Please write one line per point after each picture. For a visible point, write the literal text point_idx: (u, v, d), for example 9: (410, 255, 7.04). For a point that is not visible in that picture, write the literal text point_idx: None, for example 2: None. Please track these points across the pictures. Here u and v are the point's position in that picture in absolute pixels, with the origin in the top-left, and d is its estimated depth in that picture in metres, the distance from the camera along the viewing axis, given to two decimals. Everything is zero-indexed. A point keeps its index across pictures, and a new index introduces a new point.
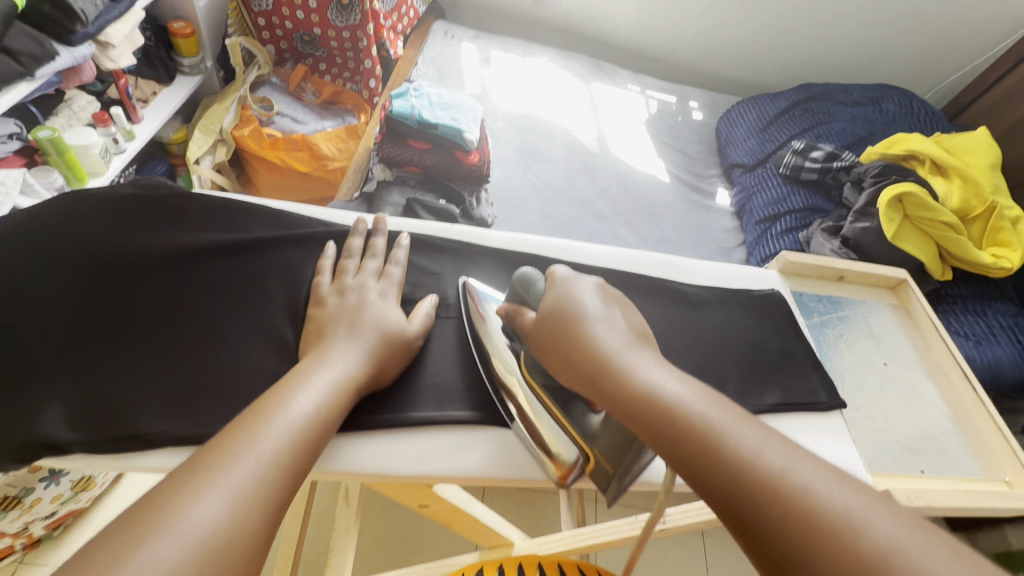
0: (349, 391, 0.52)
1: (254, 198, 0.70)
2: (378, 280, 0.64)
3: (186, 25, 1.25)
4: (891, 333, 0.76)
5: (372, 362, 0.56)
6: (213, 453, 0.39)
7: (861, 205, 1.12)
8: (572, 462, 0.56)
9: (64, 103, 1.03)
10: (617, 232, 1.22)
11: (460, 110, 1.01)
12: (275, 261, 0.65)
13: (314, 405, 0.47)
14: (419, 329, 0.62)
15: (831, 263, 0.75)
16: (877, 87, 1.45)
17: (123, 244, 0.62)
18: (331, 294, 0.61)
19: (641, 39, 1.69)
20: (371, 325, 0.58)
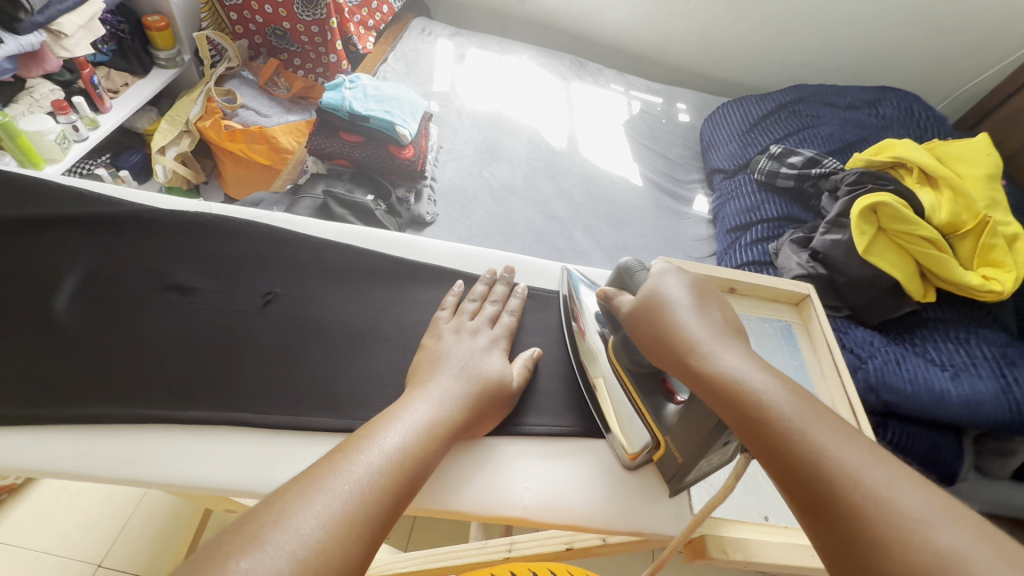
0: (457, 406, 0.52)
1: (147, 194, 0.72)
2: (492, 327, 0.64)
3: (161, 18, 1.28)
4: (773, 355, 0.63)
5: (482, 379, 0.56)
6: (342, 446, 0.41)
7: (833, 215, 1.02)
8: (643, 448, 0.57)
9: (25, 90, 1.07)
10: (572, 235, 1.16)
11: (396, 103, 0.98)
12: (163, 255, 0.66)
13: (426, 415, 0.49)
14: (520, 381, 0.61)
15: (719, 272, 0.66)
16: (876, 90, 1.33)
17: (17, 229, 0.65)
18: (446, 330, 0.61)
19: (629, 38, 1.62)
20: (477, 373, 0.56)
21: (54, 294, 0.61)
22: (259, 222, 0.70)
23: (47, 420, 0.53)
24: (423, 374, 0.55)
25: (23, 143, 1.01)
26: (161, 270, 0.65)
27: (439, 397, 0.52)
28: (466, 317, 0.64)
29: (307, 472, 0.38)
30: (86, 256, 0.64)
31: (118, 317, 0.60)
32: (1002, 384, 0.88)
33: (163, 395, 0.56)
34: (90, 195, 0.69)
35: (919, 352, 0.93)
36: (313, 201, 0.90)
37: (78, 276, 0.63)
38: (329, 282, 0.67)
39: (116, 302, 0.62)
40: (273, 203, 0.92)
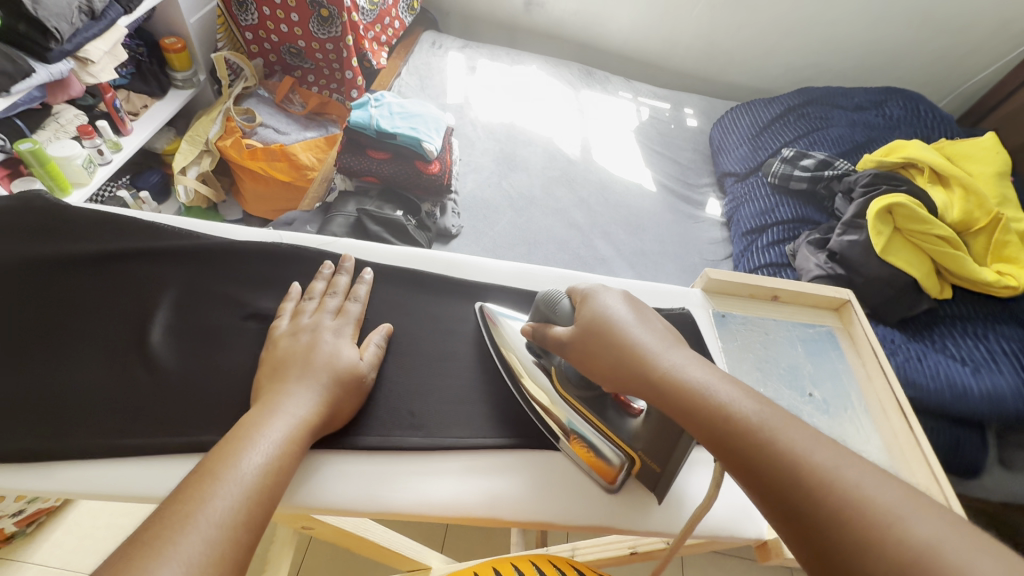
0: (311, 409, 0.51)
1: (158, 216, 0.70)
2: (333, 318, 0.60)
3: (177, 40, 1.30)
4: (819, 361, 0.65)
5: (333, 369, 0.54)
6: (181, 489, 0.40)
7: (849, 217, 1.04)
8: (616, 464, 0.55)
9: (52, 116, 1.08)
10: (592, 243, 1.18)
11: (421, 119, 1.00)
12: (168, 274, 0.64)
13: (278, 428, 0.48)
14: (371, 364, 0.58)
15: (761, 281, 0.67)
16: (881, 90, 1.36)
17: (23, 256, 0.63)
18: (283, 334, 0.57)
19: (636, 45, 1.64)
20: (323, 364, 0.54)
21: (144, 326, 0.59)
22: (286, 244, 0.68)
23: (145, 453, 0.51)
24: (269, 386, 0.53)
25: (52, 169, 1.03)
26: (239, 297, 0.63)
27: (303, 406, 0.51)
28: (308, 313, 0.60)
29: (152, 519, 0.38)
30: (171, 287, 0.63)
31: (207, 348, 0.58)
32: (1021, 378, 0.92)
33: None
34: (169, 228, 0.68)
35: (939, 349, 0.96)
36: (345, 218, 0.92)
37: (167, 308, 0.61)
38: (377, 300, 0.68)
39: (204, 331, 0.60)
40: (306, 222, 0.94)
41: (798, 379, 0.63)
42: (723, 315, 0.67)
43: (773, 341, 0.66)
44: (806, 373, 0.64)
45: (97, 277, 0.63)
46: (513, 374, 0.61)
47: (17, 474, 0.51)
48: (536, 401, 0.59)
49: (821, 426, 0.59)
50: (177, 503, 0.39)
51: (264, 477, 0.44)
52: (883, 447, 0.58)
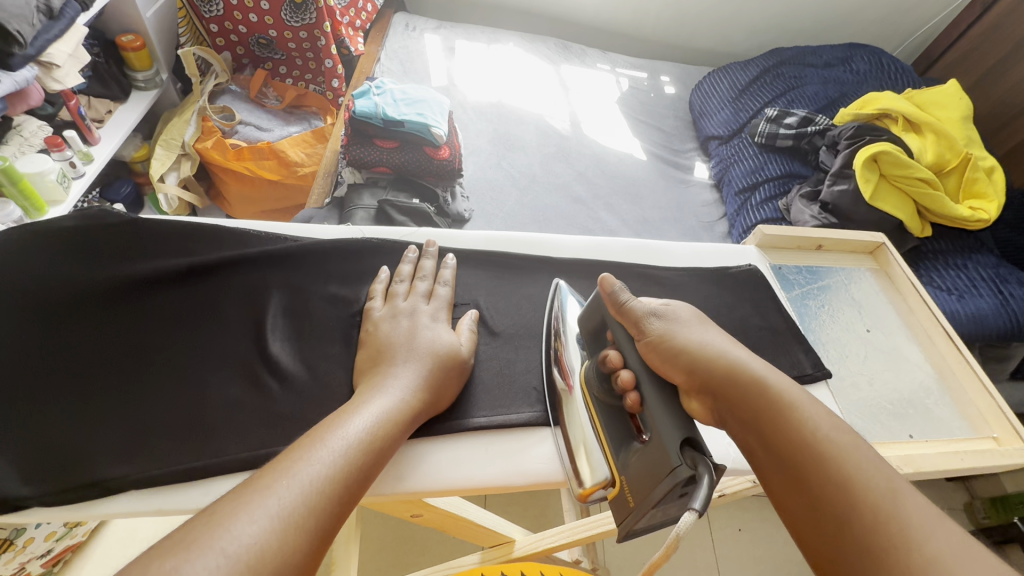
0: (414, 391, 0.51)
1: (203, 218, 0.67)
2: (428, 302, 0.61)
3: (136, 38, 1.20)
4: (868, 298, 0.73)
5: (433, 353, 0.55)
6: (290, 447, 0.41)
7: (838, 168, 1.11)
8: (600, 484, 0.52)
9: (12, 130, 0.99)
10: (597, 215, 1.21)
11: (425, 104, 0.98)
12: (236, 282, 0.62)
13: (380, 405, 0.48)
14: (470, 347, 0.59)
15: (808, 233, 0.74)
16: (846, 47, 1.44)
17: (73, 277, 0.59)
18: (382, 318, 0.58)
19: (608, 16, 1.65)
20: (425, 348, 0.55)
21: (263, 335, 0.58)
22: (343, 238, 0.67)
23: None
24: (373, 371, 0.53)
25: (26, 187, 0.95)
26: (342, 295, 0.62)
27: (404, 394, 0.50)
28: (401, 298, 0.61)
29: (264, 468, 0.38)
30: (276, 292, 0.62)
31: (332, 349, 0.58)
32: (1000, 300, 1.01)
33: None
34: (252, 234, 0.65)
35: (926, 280, 1.05)
36: (366, 211, 0.91)
37: (278, 313, 0.60)
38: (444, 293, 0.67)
39: (324, 332, 0.60)
40: (324, 219, 0.93)
41: (859, 317, 0.72)
42: (780, 268, 0.73)
43: (830, 286, 0.74)
44: (864, 311, 0.72)
45: (196, 292, 0.60)
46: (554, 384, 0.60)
47: (175, 495, 0.50)
48: (563, 408, 0.57)
49: (883, 356, 0.69)
50: (283, 457, 0.39)
51: (363, 450, 0.43)
52: (931, 367, 0.68)
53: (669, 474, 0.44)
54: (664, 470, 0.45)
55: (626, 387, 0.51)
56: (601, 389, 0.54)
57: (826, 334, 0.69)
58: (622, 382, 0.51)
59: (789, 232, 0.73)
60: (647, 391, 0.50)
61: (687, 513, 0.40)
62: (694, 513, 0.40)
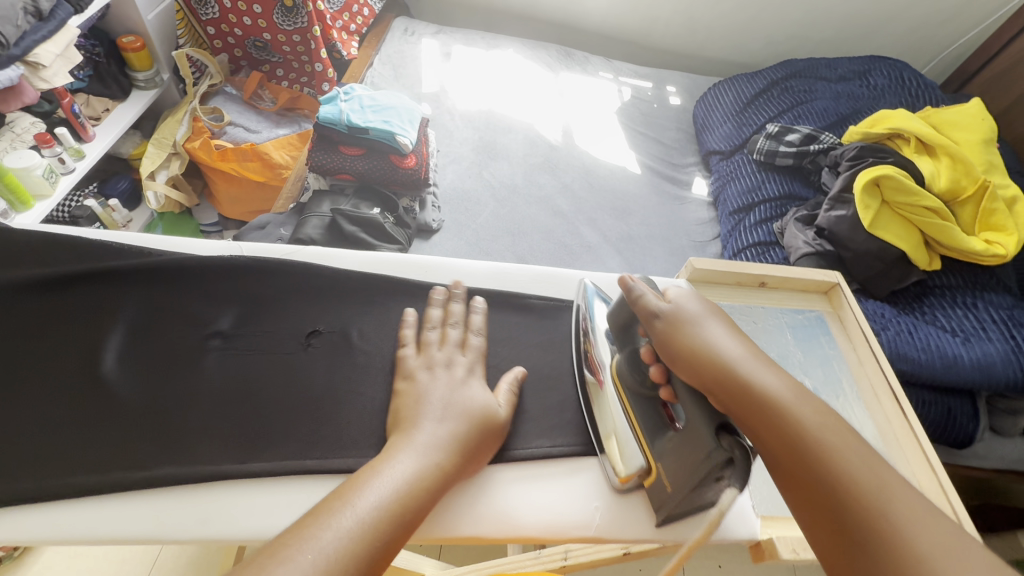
0: (448, 452, 0.47)
1: (79, 230, 0.66)
2: (463, 353, 0.57)
3: (136, 39, 1.24)
4: (803, 345, 0.66)
5: (469, 415, 0.50)
6: (306, 517, 0.38)
7: (837, 191, 1.03)
8: (635, 472, 0.53)
9: (6, 126, 1.04)
10: (577, 230, 1.16)
11: (394, 111, 0.97)
12: (88, 299, 0.61)
13: (410, 466, 0.45)
14: (508, 409, 0.55)
15: (748, 268, 0.66)
16: (864, 59, 1.34)
17: None
18: (417, 368, 0.55)
19: (615, 23, 1.60)
20: (462, 410, 0.50)
21: (99, 355, 0.58)
22: (216, 254, 0.65)
23: (120, 487, 0.50)
24: (403, 423, 0.50)
25: (11, 182, 0.98)
26: (200, 316, 0.61)
27: (434, 451, 0.46)
28: (414, 353, 0.57)
29: (269, 546, 0.35)
30: (127, 311, 0.61)
31: (169, 371, 0.57)
32: (1010, 346, 0.91)
33: (226, 444, 0.52)
34: (113, 245, 0.65)
35: (929, 320, 0.96)
36: (320, 219, 0.89)
37: (122, 333, 0.59)
38: (362, 311, 0.63)
39: (168, 356, 0.58)
40: (279, 224, 0.91)
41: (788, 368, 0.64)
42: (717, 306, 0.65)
43: (760, 330, 0.66)
44: (795, 361, 0.65)
45: (50, 312, 0.60)
46: (586, 373, 0.60)
47: None
48: (592, 396, 0.58)
49: None
50: (304, 525, 0.38)
51: (388, 519, 0.40)
52: (873, 431, 0.60)
53: (707, 455, 0.45)
54: (698, 468, 0.46)
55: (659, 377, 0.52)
56: (632, 378, 0.54)
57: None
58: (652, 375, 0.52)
59: (723, 268, 0.65)
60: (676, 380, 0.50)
61: (728, 490, 0.42)
62: (733, 489, 0.42)
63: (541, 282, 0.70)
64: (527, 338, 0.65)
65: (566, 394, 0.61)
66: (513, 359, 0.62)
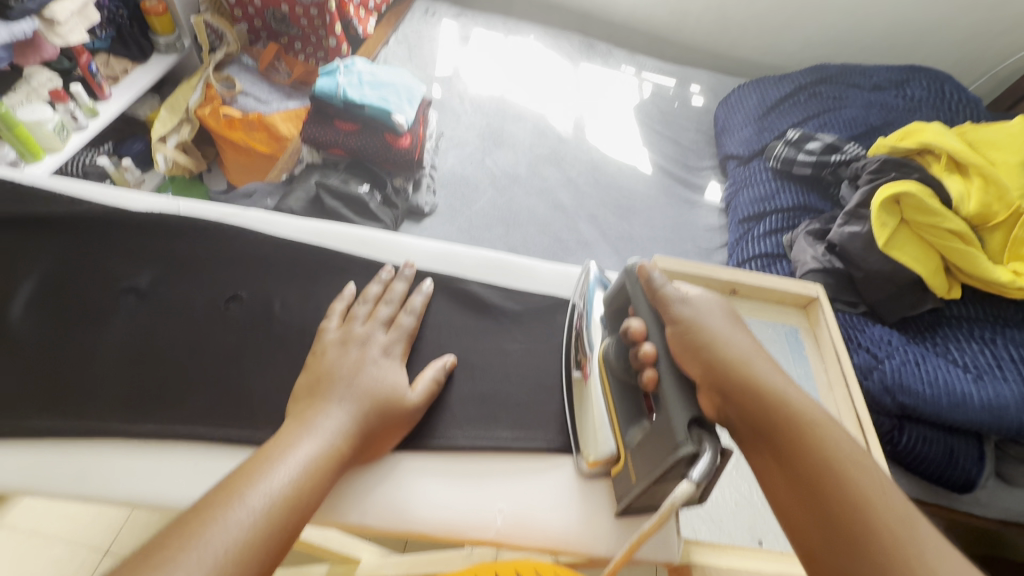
0: (347, 437, 0.46)
1: (25, 177, 0.67)
2: (387, 331, 0.55)
3: (158, 3, 1.26)
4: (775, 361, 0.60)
5: (372, 397, 0.49)
6: (199, 507, 0.37)
7: (852, 206, 0.96)
8: (604, 458, 0.51)
9: (24, 79, 1.07)
10: (575, 225, 1.12)
11: (392, 89, 0.95)
12: (15, 246, 0.62)
13: (305, 451, 0.43)
14: (422, 398, 0.53)
15: (715, 274, 0.62)
16: (903, 68, 1.26)
17: None
18: (331, 343, 0.52)
19: (643, 15, 1.54)
20: (364, 387, 0.49)
21: (8, 301, 0.58)
22: (151, 213, 0.64)
23: (14, 434, 0.50)
24: (302, 404, 0.48)
25: (21, 133, 1.01)
26: (118, 274, 0.60)
27: (329, 434, 0.45)
28: (335, 325, 0.55)
29: (155, 544, 0.33)
30: (46, 262, 0.61)
31: (78, 325, 0.57)
32: None
33: (115, 405, 0.52)
34: (51, 194, 0.65)
35: (939, 352, 0.89)
36: (306, 192, 0.89)
37: (35, 283, 0.59)
38: (316, 284, 0.61)
39: (81, 309, 0.58)
40: (267, 194, 0.91)
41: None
42: None
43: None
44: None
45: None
46: (577, 362, 0.57)
47: None
48: (577, 392, 0.56)
49: None
50: (188, 521, 0.35)
51: (284, 507, 0.39)
52: None
53: (672, 451, 0.42)
54: (660, 454, 0.43)
55: (646, 363, 0.47)
56: (617, 363, 0.51)
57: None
58: (644, 354, 0.47)
59: (685, 267, 0.62)
60: (665, 369, 0.46)
61: (683, 484, 0.40)
62: (691, 484, 0.40)
63: (491, 269, 0.67)
64: (477, 327, 0.62)
65: (490, 389, 0.58)
66: (459, 348, 0.60)
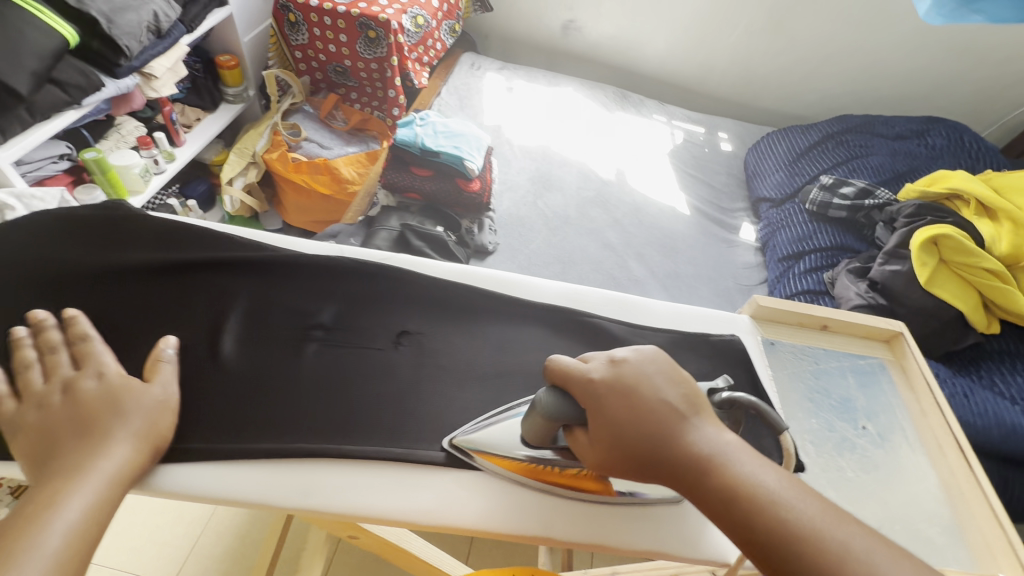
0: (107, 455, 0.42)
1: (179, 217, 0.63)
2: (92, 356, 0.48)
3: (231, 58, 1.36)
4: (869, 391, 0.65)
5: (109, 404, 0.45)
6: None
7: (891, 247, 1.03)
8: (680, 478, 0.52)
9: (114, 127, 1.15)
10: (625, 264, 1.19)
11: (464, 138, 1.03)
12: (204, 280, 0.59)
13: (75, 495, 0.38)
14: (164, 378, 0.49)
15: (810, 309, 0.66)
16: (923, 119, 1.36)
17: (67, 258, 0.58)
18: (29, 403, 0.45)
19: (671, 68, 1.67)
20: (93, 404, 0.44)
21: (219, 333, 0.55)
22: (318, 251, 0.62)
23: (201, 454, 0.48)
24: (47, 454, 0.42)
25: (112, 177, 1.08)
26: (303, 308, 0.59)
27: (108, 477, 0.41)
28: (40, 383, 0.46)
29: None
30: (242, 295, 0.58)
31: (284, 356, 0.55)
32: None
33: (337, 428, 0.51)
34: (235, 240, 0.62)
35: (987, 385, 0.94)
36: (389, 233, 0.95)
37: (240, 313, 0.57)
38: (448, 322, 0.61)
39: (279, 340, 0.56)
40: (350, 235, 0.98)
41: (851, 412, 0.63)
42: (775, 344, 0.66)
43: (824, 373, 0.65)
44: (859, 406, 0.64)
45: (152, 286, 0.57)
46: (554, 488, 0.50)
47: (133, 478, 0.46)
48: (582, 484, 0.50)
49: (879, 461, 0.60)
50: None
51: (65, 564, 0.35)
52: (939, 487, 0.59)
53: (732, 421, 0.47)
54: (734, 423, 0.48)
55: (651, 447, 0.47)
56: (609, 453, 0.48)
57: (813, 424, 0.62)
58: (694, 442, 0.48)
59: (785, 308, 0.66)
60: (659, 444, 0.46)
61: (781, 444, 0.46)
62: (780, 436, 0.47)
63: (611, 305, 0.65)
64: None
65: None
66: None
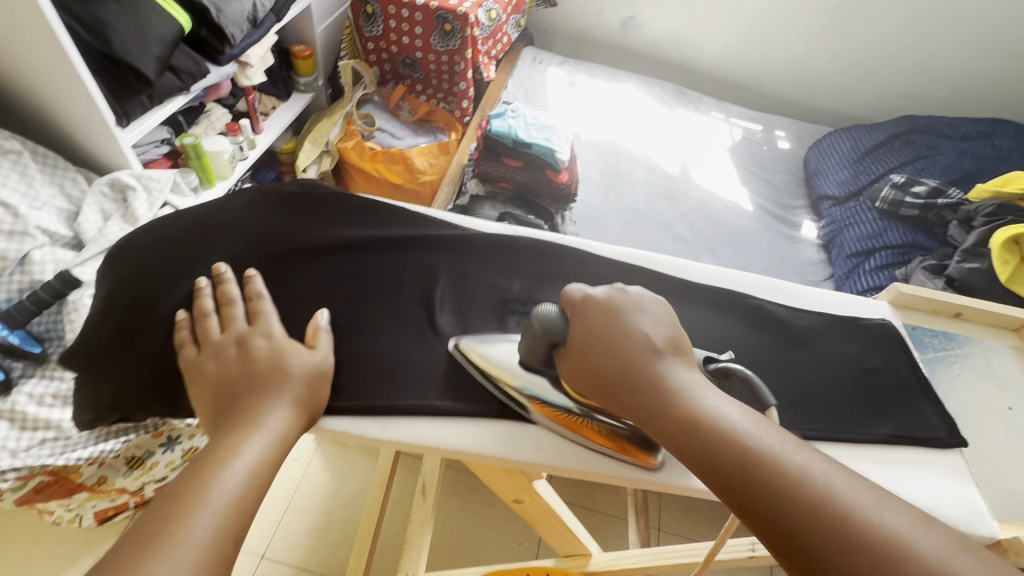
0: (282, 418, 0.40)
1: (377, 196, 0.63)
2: (258, 317, 0.47)
3: (306, 48, 1.39)
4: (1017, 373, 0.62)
5: (277, 368, 0.43)
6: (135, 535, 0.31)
7: (969, 245, 1.05)
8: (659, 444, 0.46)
9: (204, 113, 1.17)
10: (696, 256, 1.21)
11: (554, 131, 1.05)
12: (405, 258, 0.57)
13: (253, 450, 0.37)
14: (327, 346, 0.48)
15: (945, 296, 0.62)
16: (988, 122, 1.38)
17: (277, 230, 0.56)
18: (207, 355, 0.44)
19: (728, 65, 1.69)
20: (267, 366, 0.43)
21: (431, 305, 0.54)
22: (500, 234, 0.61)
23: (428, 413, 0.46)
24: (230, 406, 0.40)
25: (205, 162, 1.10)
26: (500, 284, 0.57)
27: (279, 437, 0.39)
28: (218, 333, 0.46)
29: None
30: (441, 271, 0.57)
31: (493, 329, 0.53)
32: None
33: None
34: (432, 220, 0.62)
35: None
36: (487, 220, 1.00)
37: (446, 286, 0.56)
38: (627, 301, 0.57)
39: (482, 311, 0.55)
40: None
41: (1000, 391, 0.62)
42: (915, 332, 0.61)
43: (968, 359, 0.62)
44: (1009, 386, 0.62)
45: (369, 263, 0.56)
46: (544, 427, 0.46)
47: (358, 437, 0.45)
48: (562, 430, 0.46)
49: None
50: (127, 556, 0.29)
51: (244, 518, 0.34)
52: None
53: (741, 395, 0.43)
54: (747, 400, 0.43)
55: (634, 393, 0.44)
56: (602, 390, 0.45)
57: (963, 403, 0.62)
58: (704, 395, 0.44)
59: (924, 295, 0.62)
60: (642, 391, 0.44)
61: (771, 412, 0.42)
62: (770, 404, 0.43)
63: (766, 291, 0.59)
64: None
65: None
66: None
